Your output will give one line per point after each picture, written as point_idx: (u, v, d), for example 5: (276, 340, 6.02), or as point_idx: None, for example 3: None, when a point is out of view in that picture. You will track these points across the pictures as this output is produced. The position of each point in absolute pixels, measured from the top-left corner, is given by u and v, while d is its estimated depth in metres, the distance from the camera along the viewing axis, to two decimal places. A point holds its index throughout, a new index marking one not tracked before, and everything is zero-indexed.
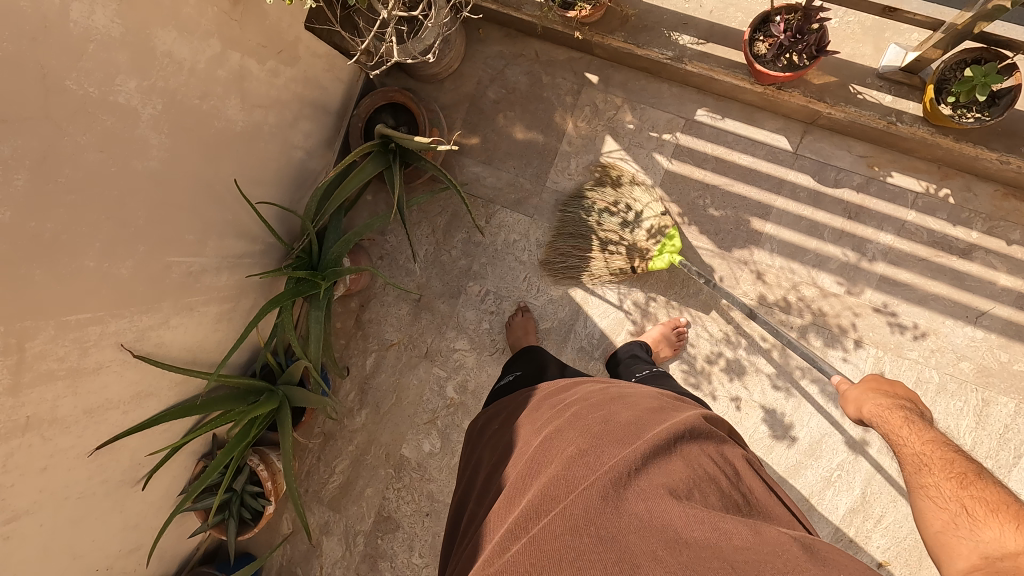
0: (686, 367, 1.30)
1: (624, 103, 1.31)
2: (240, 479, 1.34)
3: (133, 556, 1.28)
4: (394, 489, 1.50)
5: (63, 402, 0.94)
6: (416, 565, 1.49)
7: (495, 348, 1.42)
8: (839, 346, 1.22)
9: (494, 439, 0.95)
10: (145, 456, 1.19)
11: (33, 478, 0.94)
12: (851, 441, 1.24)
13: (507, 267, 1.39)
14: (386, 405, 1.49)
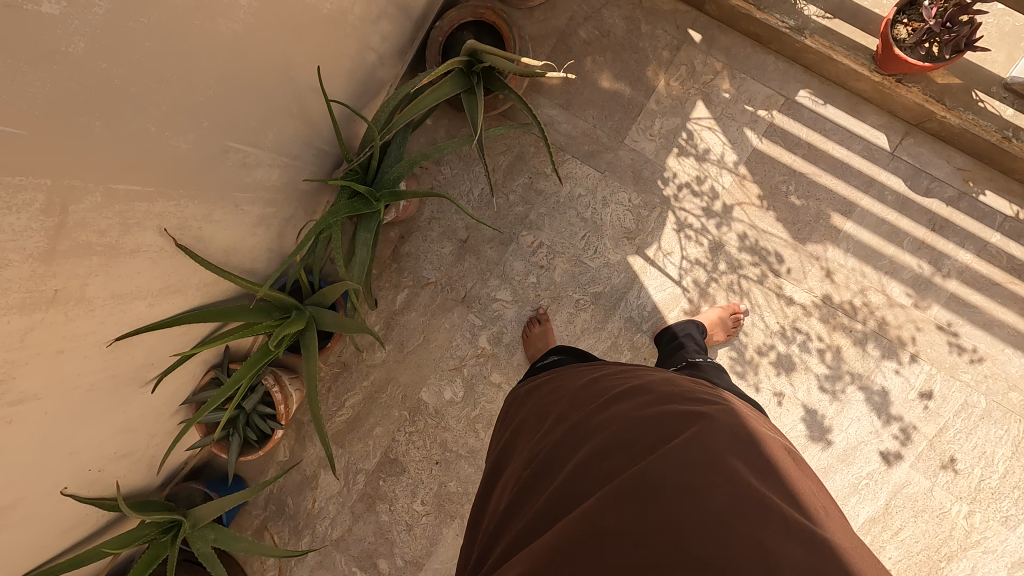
0: (734, 355, 1.27)
1: (724, 69, 1.22)
2: (252, 398, 1.25)
3: (125, 462, 1.19)
4: (405, 432, 1.44)
5: (93, 282, 0.83)
6: (416, 511, 1.45)
7: (537, 304, 1.35)
8: (895, 357, 1.21)
9: (533, 423, 0.97)
10: (158, 358, 1.08)
11: (47, 361, 0.83)
12: (886, 453, 1.23)
13: (567, 222, 1.32)
14: (412, 345, 1.41)
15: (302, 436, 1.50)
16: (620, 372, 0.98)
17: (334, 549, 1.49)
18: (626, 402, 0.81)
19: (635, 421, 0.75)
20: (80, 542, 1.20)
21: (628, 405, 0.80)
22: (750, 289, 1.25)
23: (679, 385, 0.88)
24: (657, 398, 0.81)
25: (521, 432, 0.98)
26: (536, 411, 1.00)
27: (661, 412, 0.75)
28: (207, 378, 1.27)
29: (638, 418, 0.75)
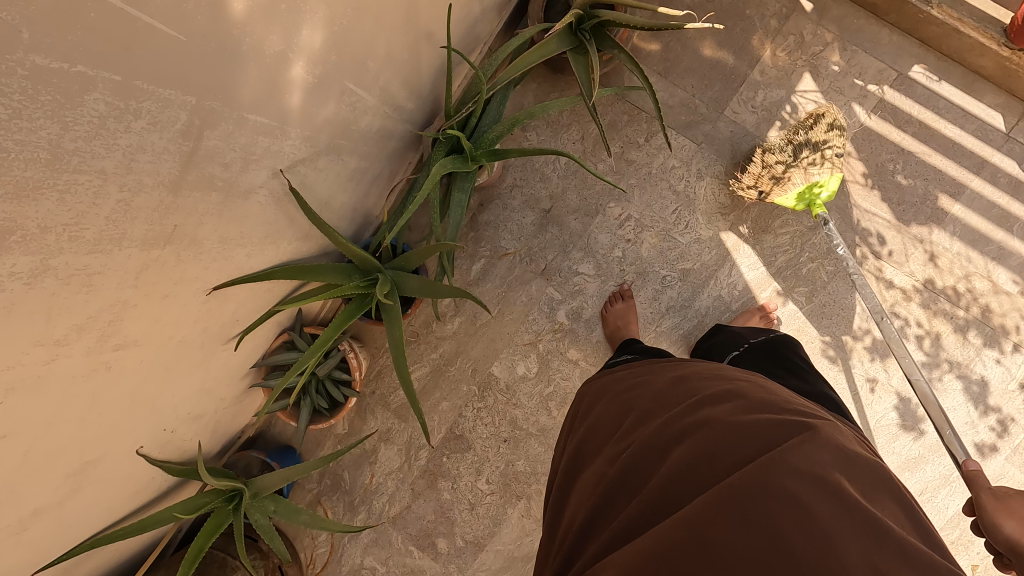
0: (827, 339, 1.23)
1: (834, 41, 1.18)
2: (327, 364, 1.19)
3: (194, 424, 1.13)
4: (473, 408, 1.38)
5: (207, 222, 0.77)
6: (480, 491, 1.40)
7: (621, 279, 1.30)
8: (996, 346, 1.18)
9: (608, 417, 0.92)
10: (243, 314, 1.03)
11: (153, 305, 0.78)
12: (981, 445, 1.19)
13: (657, 194, 1.27)
14: (485, 317, 1.36)
15: (363, 410, 1.43)
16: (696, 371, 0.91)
17: (391, 527, 1.44)
18: (716, 412, 0.74)
19: (735, 433, 0.69)
20: (143, 507, 1.14)
21: (717, 414, 0.74)
22: (848, 271, 1.21)
23: (771, 393, 0.81)
24: (754, 406, 0.75)
25: (593, 426, 0.92)
26: (612, 404, 0.94)
27: (764, 423, 0.69)
28: (279, 343, 1.21)
29: (736, 430, 0.69)
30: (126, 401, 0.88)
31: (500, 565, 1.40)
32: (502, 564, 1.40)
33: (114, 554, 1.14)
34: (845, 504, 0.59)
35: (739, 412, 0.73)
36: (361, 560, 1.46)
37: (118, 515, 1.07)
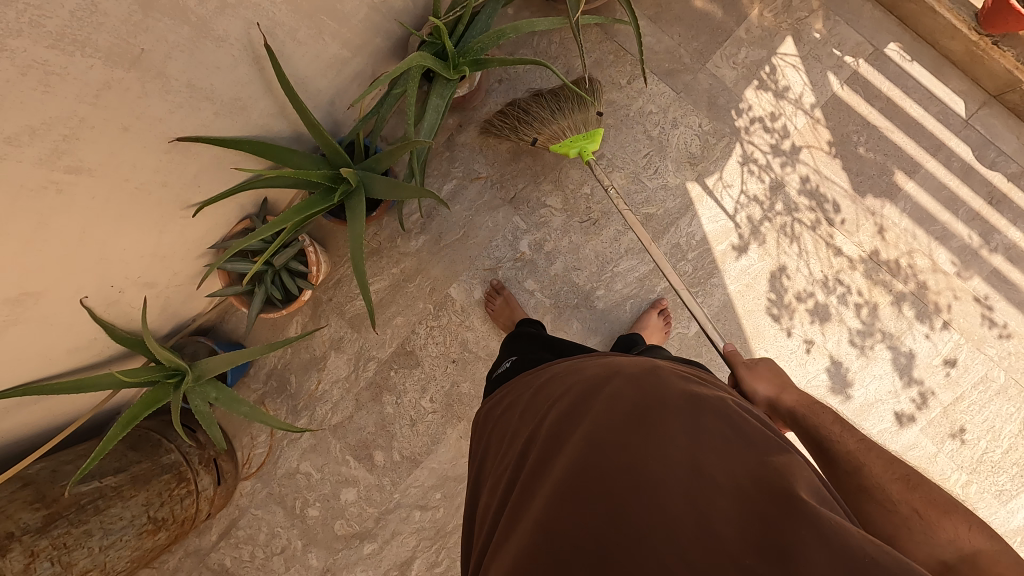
0: (772, 297, 1.28)
1: (819, 9, 1.22)
2: (284, 255, 1.20)
3: (143, 293, 1.13)
4: (426, 326, 1.40)
5: (177, 58, 0.78)
6: (422, 408, 1.42)
7: (587, 216, 1.33)
8: (927, 322, 1.24)
9: (502, 416, 0.94)
10: (206, 182, 1.03)
11: (112, 134, 0.78)
12: (900, 414, 1.26)
13: (632, 138, 1.29)
14: (449, 239, 1.37)
15: (317, 316, 1.43)
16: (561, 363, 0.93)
17: (331, 435, 1.46)
18: (553, 403, 0.78)
19: (563, 424, 0.72)
20: (81, 369, 1.13)
21: (553, 406, 0.78)
22: (802, 234, 1.26)
23: (612, 362, 0.84)
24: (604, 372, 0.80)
25: (480, 447, 0.93)
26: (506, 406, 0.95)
27: (587, 404, 0.73)
28: (239, 228, 1.21)
29: (565, 420, 0.73)
30: (75, 240, 0.88)
31: (433, 482, 1.43)
32: (435, 482, 1.43)
33: (41, 415, 1.11)
34: (655, 455, 0.62)
35: (572, 397, 0.77)
36: (297, 464, 1.49)
37: (55, 369, 1.07)
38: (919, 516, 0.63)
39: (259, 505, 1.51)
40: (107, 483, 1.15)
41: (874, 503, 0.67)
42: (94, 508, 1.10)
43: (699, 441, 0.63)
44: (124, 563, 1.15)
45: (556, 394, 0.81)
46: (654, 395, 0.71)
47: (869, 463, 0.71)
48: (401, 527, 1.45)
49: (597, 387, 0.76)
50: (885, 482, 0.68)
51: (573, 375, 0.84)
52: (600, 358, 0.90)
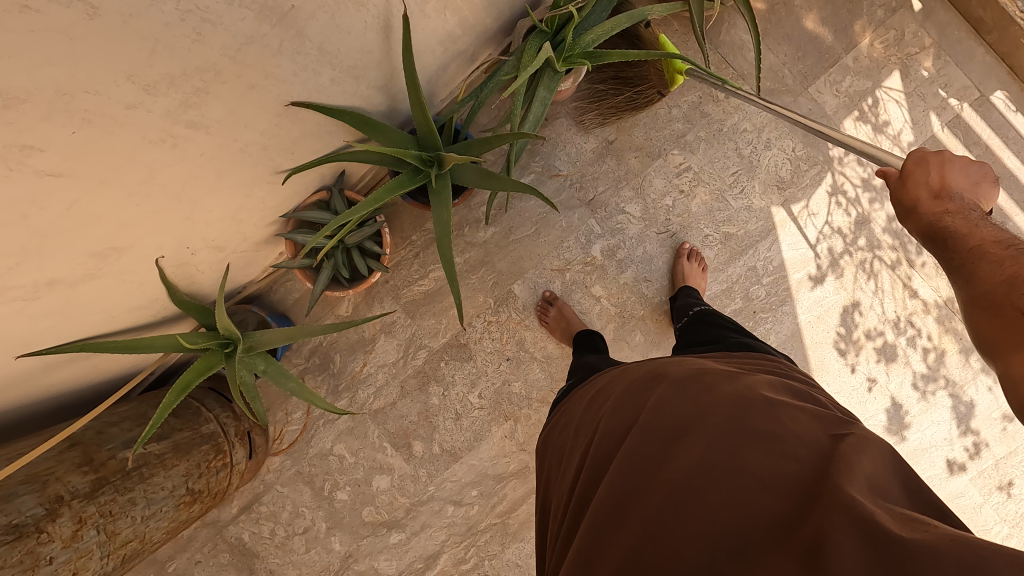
0: (842, 332, 1.27)
1: (931, 46, 1.19)
2: (360, 233, 1.14)
3: (211, 256, 1.07)
4: (484, 320, 1.36)
5: (319, 19, 0.72)
6: (469, 403, 1.39)
7: (665, 228, 1.29)
8: (992, 375, 1.24)
9: (555, 441, 0.94)
10: (300, 149, 0.97)
11: (238, 92, 0.72)
12: (952, 462, 1.26)
13: (722, 153, 1.26)
14: (519, 234, 1.33)
15: (371, 298, 1.38)
16: (618, 374, 0.93)
17: (370, 420, 1.42)
18: (599, 424, 0.80)
19: (607, 446, 0.74)
20: (137, 329, 1.07)
21: (600, 427, 0.80)
22: (880, 272, 1.25)
23: (656, 369, 0.84)
24: (643, 389, 0.79)
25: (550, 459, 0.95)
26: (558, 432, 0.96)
27: (625, 423, 0.75)
28: (313, 199, 1.15)
29: (608, 439, 0.75)
30: (169, 197, 0.82)
31: (470, 479, 1.40)
32: (472, 479, 1.40)
33: (95, 369, 1.08)
34: (682, 463, 0.62)
35: (615, 416, 0.78)
36: (331, 446, 1.44)
37: (114, 326, 1.01)
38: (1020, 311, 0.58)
39: (285, 483, 1.46)
40: (150, 450, 1.10)
41: (990, 330, 0.60)
42: (140, 476, 1.04)
43: (729, 434, 0.62)
44: (159, 534, 1.10)
45: (603, 418, 0.81)
46: (684, 400, 0.71)
47: (997, 288, 0.61)
48: (431, 520, 1.42)
49: (636, 401, 0.77)
50: (1008, 315, 0.58)
51: (620, 388, 0.85)
52: (644, 364, 0.90)
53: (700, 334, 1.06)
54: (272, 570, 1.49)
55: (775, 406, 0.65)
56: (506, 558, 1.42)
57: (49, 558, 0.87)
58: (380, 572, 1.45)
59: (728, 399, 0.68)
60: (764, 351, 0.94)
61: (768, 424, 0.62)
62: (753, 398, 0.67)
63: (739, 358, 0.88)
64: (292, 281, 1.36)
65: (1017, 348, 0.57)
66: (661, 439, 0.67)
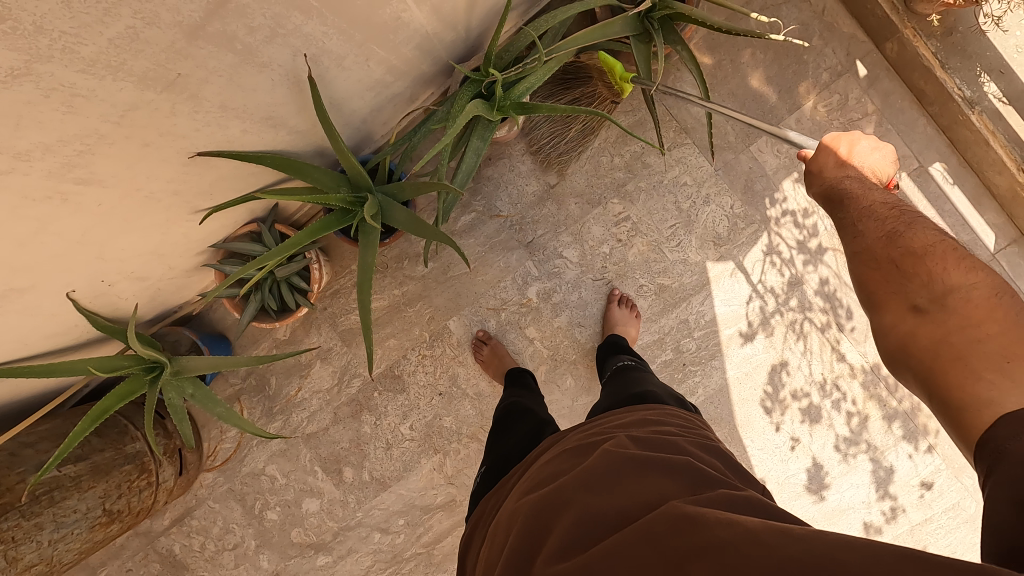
0: (768, 390, 1.27)
1: (874, 113, 1.19)
2: (288, 268, 1.15)
3: (134, 286, 1.07)
4: (418, 353, 1.37)
5: (213, 82, 0.73)
6: (401, 434, 1.40)
7: (601, 276, 1.30)
8: (913, 442, 1.25)
9: (464, 551, 0.88)
10: (220, 190, 0.97)
11: (130, 150, 0.73)
12: (869, 525, 1.27)
13: (661, 206, 1.27)
14: (458, 271, 1.34)
15: (308, 324, 1.38)
16: (518, 469, 0.91)
17: (302, 443, 1.43)
18: (491, 534, 0.76)
19: (496, 554, 0.71)
20: (55, 352, 1.08)
21: (494, 536, 0.76)
22: (810, 334, 1.25)
23: (545, 461, 0.84)
24: (538, 481, 0.78)
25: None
26: (466, 538, 0.89)
27: (511, 526, 0.72)
28: (243, 231, 1.15)
29: (498, 547, 0.71)
30: (72, 242, 0.83)
31: (398, 508, 1.42)
32: (400, 508, 1.41)
33: (11, 387, 1.10)
34: (560, 547, 0.61)
35: (503, 523, 0.76)
36: (263, 466, 1.46)
37: (30, 352, 1.02)
38: (897, 267, 0.68)
39: (218, 499, 1.48)
40: (66, 472, 1.11)
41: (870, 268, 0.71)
42: (49, 499, 1.07)
43: (601, 512, 0.62)
44: (70, 555, 1.12)
45: (501, 518, 0.78)
46: (562, 486, 0.70)
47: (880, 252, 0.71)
48: (357, 545, 1.44)
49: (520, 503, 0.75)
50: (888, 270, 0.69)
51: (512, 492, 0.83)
52: (546, 451, 0.89)
53: (620, 387, 1.06)
54: None
55: (643, 476, 0.67)
56: None
57: None
58: None
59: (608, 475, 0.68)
60: (657, 399, 0.97)
61: (638, 496, 0.64)
62: (622, 472, 0.69)
63: (618, 418, 0.91)
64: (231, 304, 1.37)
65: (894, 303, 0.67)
66: (542, 530, 0.66)
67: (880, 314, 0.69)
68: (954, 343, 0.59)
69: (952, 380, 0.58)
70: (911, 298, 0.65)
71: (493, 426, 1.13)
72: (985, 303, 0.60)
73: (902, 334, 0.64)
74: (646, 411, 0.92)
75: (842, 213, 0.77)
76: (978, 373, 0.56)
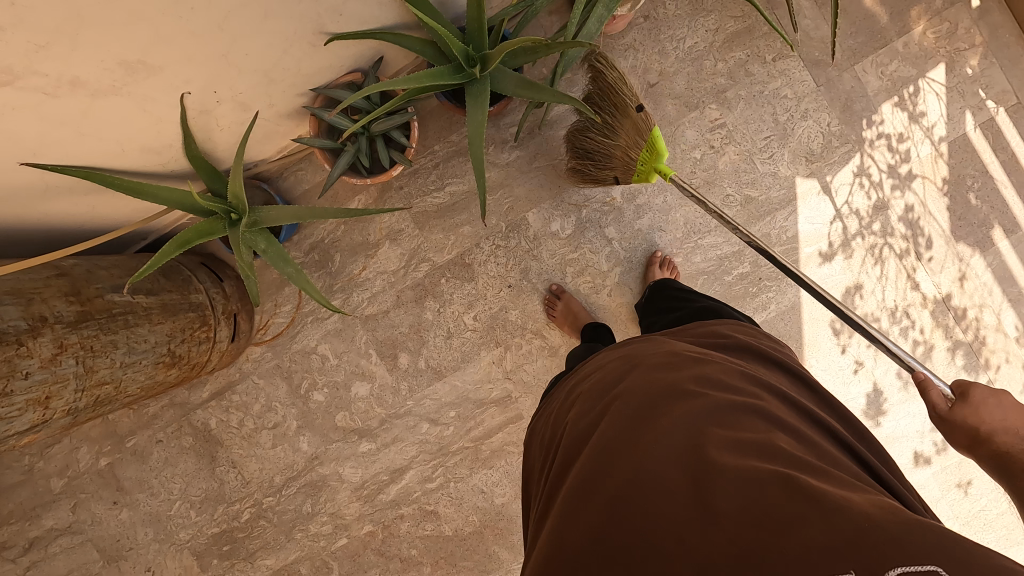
0: (839, 312, 1.29)
1: (981, 45, 1.21)
2: (386, 123, 1.11)
3: (235, 115, 1.04)
4: (492, 244, 1.35)
5: None
6: (463, 324, 1.37)
7: (688, 181, 1.29)
8: (974, 375, 1.26)
9: (551, 407, 0.93)
10: (347, 14, 0.94)
11: None
12: (920, 453, 1.29)
13: (757, 116, 1.26)
14: (543, 161, 1.31)
15: (382, 201, 1.35)
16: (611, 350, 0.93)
17: (360, 324, 1.40)
18: (585, 399, 0.79)
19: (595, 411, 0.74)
20: (142, 173, 1.04)
21: (587, 400, 0.79)
22: (887, 259, 1.26)
23: (641, 347, 0.86)
24: (640, 362, 0.80)
25: (535, 434, 0.91)
26: (553, 400, 0.94)
27: (612, 398, 0.74)
28: (345, 79, 1.11)
29: (597, 404, 0.75)
30: (212, 22, 0.80)
31: (451, 400, 1.40)
32: (453, 400, 1.39)
33: (88, 207, 1.05)
34: (673, 431, 0.63)
35: (603, 385, 0.79)
36: (315, 344, 1.42)
37: (123, 162, 0.98)
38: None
39: (263, 375, 1.44)
40: (138, 301, 1.06)
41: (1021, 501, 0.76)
42: (124, 321, 1.01)
43: (720, 416, 0.64)
44: (135, 388, 1.08)
45: (600, 385, 0.80)
46: (673, 375, 0.73)
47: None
48: (404, 434, 1.42)
49: (620, 377, 0.78)
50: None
51: (605, 363, 0.86)
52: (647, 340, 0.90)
53: (676, 303, 1.08)
54: (234, 461, 1.48)
55: (758, 396, 0.70)
56: (472, 484, 1.41)
57: (24, 373, 0.83)
58: (344, 479, 1.44)
59: (723, 386, 0.70)
60: (729, 313, 0.97)
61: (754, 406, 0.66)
62: (736, 383, 0.71)
63: (696, 330, 0.90)
64: (303, 172, 1.33)
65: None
66: (652, 402, 0.68)
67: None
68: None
69: None
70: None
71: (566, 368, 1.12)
72: None
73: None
74: (734, 326, 0.92)
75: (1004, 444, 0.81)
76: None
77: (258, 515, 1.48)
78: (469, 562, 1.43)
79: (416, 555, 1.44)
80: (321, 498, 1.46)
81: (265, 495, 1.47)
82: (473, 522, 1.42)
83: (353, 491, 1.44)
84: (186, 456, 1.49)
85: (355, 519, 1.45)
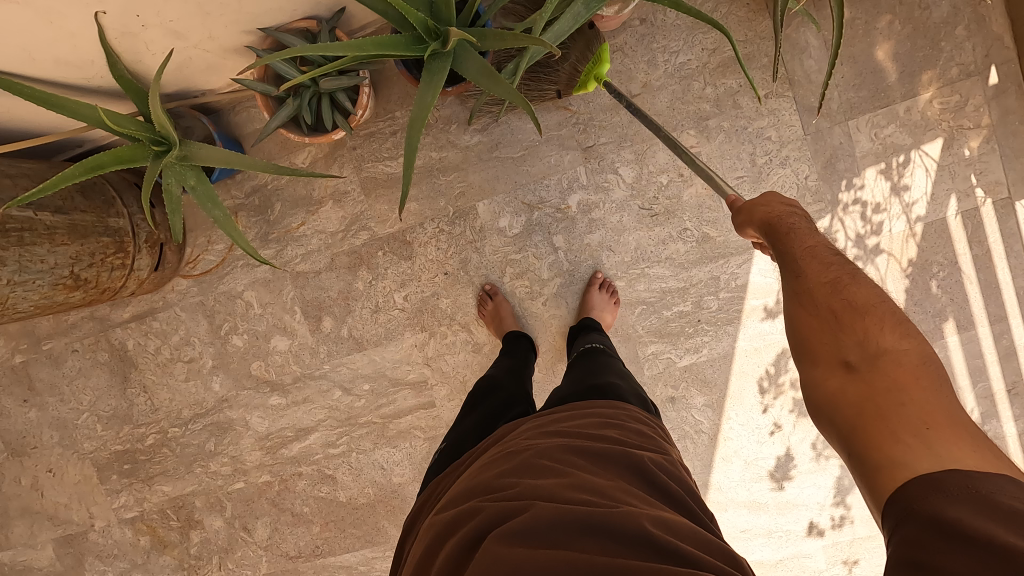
0: (769, 372, 1.24)
1: (986, 128, 1.12)
2: (335, 83, 1.05)
3: (166, 41, 0.96)
4: (436, 226, 1.29)
5: None
6: (393, 301, 1.33)
7: (649, 206, 1.22)
8: None
9: (426, 500, 0.86)
10: None
11: None
12: (815, 524, 1.27)
13: (735, 154, 1.18)
14: (503, 153, 1.25)
15: (331, 159, 1.29)
16: (488, 439, 0.90)
17: (289, 279, 1.36)
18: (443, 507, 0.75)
19: (441, 532, 0.68)
20: (63, 85, 0.98)
21: (447, 507, 0.74)
22: None
23: (507, 447, 0.81)
24: (501, 466, 0.76)
25: (407, 534, 0.84)
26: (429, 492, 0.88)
27: (463, 511, 0.69)
28: (299, 26, 1.02)
29: (442, 525, 0.69)
30: None
31: (366, 372, 1.37)
32: (368, 373, 1.37)
33: (3, 109, 0.99)
34: (506, 555, 0.59)
35: (461, 495, 0.74)
36: (242, 289, 1.38)
37: (35, 71, 0.92)
38: (835, 319, 0.62)
39: (186, 308, 1.41)
40: (41, 219, 1.02)
41: (798, 309, 0.66)
42: (18, 240, 0.98)
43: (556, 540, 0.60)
44: (27, 305, 1.06)
45: (461, 491, 0.75)
46: (520, 487, 0.69)
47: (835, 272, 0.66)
48: (316, 396, 1.40)
49: (482, 480, 0.74)
50: (840, 331, 0.61)
51: (471, 469, 0.81)
52: (521, 431, 0.87)
53: (588, 372, 1.03)
54: (146, 386, 1.47)
55: (598, 499, 0.66)
56: (373, 458, 1.41)
57: None
58: (250, 426, 1.44)
59: (569, 493, 0.66)
60: (618, 395, 0.94)
61: (580, 515, 0.63)
62: (573, 489, 0.67)
63: (579, 412, 0.88)
64: (254, 110, 1.25)
65: (818, 355, 0.62)
66: (496, 521, 0.64)
67: (806, 364, 0.63)
68: (880, 393, 0.55)
69: (865, 438, 0.53)
70: (842, 352, 0.60)
71: (466, 402, 1.09)
72: (914, 365, 0.56)
73: (828, 387, 0.59)
74: (593, 408, 0.88)
75: (777, 248, 0.73)
76: (896, 435, 0.51)
77: (162, 442, 1.49)
78: (357, 530, 1.44)
79: (307, 512, 1.46)
80: (224, 438, 1.46)
81: (171, 425, 1.48)
82: (368, 494, 1.42)
83: (257, 440, 1.44)
84: (100, 370, 1.48)
85: (254, 467, 1.46)
